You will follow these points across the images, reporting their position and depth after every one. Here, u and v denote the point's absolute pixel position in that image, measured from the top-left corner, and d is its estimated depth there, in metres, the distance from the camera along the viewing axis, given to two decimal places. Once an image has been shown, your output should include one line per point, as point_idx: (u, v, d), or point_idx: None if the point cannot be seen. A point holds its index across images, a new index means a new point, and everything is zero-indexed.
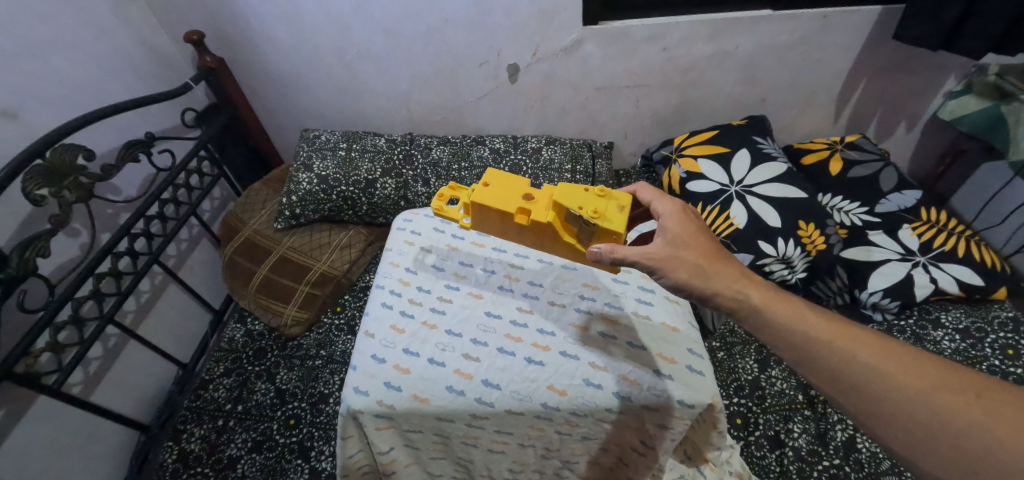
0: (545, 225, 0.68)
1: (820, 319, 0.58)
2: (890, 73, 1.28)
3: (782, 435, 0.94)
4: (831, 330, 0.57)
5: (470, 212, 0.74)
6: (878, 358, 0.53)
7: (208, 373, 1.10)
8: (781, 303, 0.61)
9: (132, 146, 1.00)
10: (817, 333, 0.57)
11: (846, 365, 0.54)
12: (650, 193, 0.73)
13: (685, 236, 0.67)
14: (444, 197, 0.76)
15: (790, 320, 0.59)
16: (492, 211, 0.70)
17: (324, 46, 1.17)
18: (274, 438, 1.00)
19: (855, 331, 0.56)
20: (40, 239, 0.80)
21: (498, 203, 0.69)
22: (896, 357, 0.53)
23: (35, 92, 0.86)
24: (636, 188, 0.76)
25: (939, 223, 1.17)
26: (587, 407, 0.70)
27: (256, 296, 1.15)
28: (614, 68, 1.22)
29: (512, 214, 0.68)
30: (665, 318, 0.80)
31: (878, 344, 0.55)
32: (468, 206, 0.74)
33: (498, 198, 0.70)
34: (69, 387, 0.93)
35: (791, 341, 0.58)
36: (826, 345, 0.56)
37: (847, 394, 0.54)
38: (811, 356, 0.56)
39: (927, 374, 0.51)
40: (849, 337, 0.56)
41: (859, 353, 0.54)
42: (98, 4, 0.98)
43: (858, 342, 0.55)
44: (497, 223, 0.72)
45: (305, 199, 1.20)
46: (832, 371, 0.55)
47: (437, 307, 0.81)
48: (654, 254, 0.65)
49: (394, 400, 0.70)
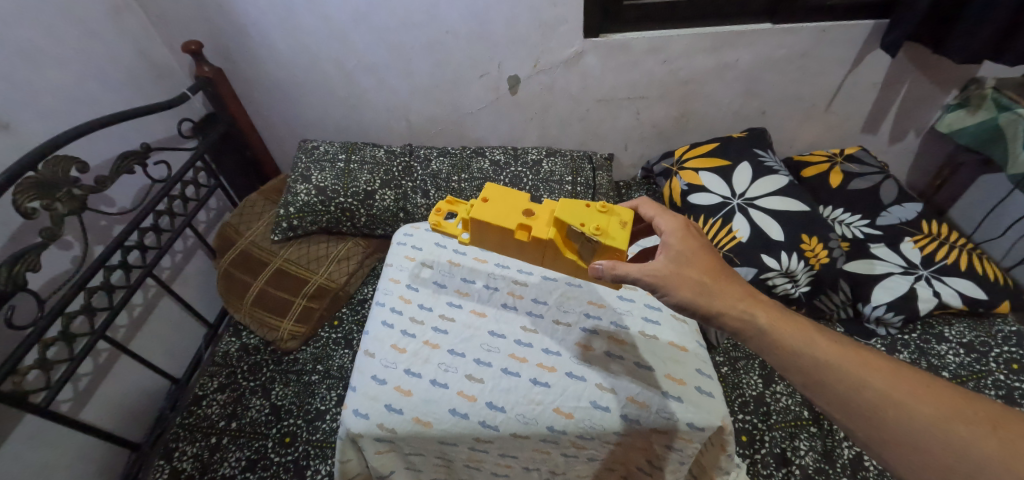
0: (546, 242, 0.67)
1: (828, 341, 0.57)
2: (888, 86, 1.29)
3: (789, 453, 0.93)
4: (840, 353, 0.56)
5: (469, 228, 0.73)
6: (890, 385, 0.52)
7: (202, 388, 1.07)
8: (788, 324, 0.60)
9: (128, 158, 0.98)
10: (826, 357, 0.56)
11: (856, 391, 0.53)
12: (652, 209, 0.72)
13: (689, 253, 0.65)
14: (442, 213, 0.78)
15: (798, 343, 0.57)
16: (492, 228, 0.69)
17: (324, 57, 1.17)
18: (269, 456, 0.97)
19: (865, 355, 0.55)
20: (30, 253, 0.78)
21: (499, 219, 0.68)
22: (908, 384, 0.51)
23: (28, 102, 0.85)
24: (638, 203, 0.74)
25: (941, 235, 1.17)
26: (594, 430, 0.68)
27: (252, 309, 1.12)
28: (614, 80, 1.22)
29: (512, 231, 0.67)
30: (673, 337, 0.79)
31: (888, 369, 0.53)
32: (466, 222, 0.74)
33: (498, 214, 0.69)
34: (58, 404, 0.90)
35: (799, 366, 0.57)
36: (835, 370, 0.54)
37: (857, 421, 0.52)
38: (821, 382, 0.55)
39: (939, 403, 0.50)
40: (859, 361, 0.55)
41: (869, 379, 0.53)
42: (95, 14, 0.97)
43: (867, 367, 0.54)
44: (495, 240, 0.71)
45: (303, 211, 1.18)
46: (842, 397, 0.53)
47: (439, 325, 0.80)
48: (657, 272, 0.64)
49: (395, 423, 0.68)
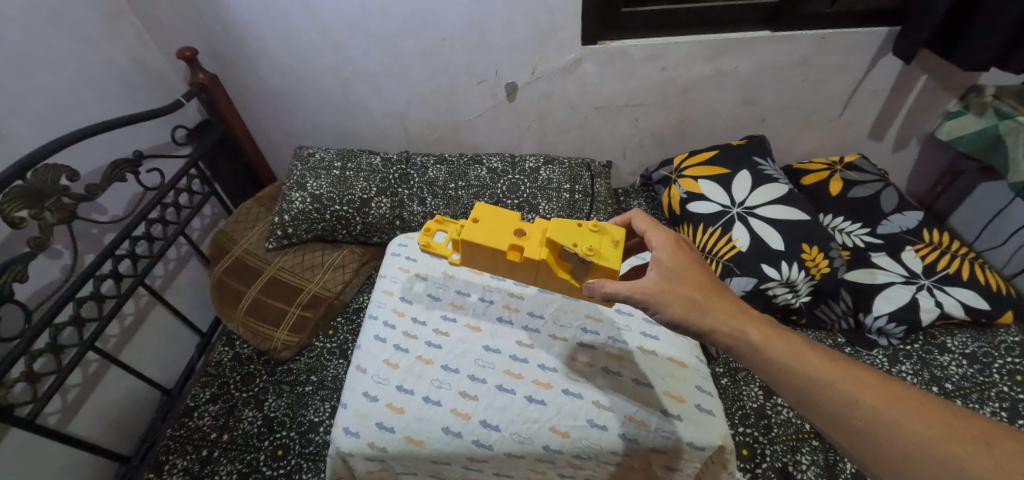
0: (538, 262, 0.67)
1: (820, 356, 0.55)
2: (888, 94, 1.28)
3: (790, 467, 0.91)
4: (833, 370, 0.54)
5: (458, 248, 0.71)
6: (883, 402, 0.50)
7: (194, 399, 1.05)
8: (779, 340, 0.58)
9: (119, 166, 0.96)
10: (819, 374, 0.54)
11: (849, 409, 0.51)
12: (645, 222, 0.71)
13: (679, 269, 0.64)
14: (432, 233, 0.74)
15: (790, 359, 0.56)
16: (481, 250, 0.68)
17: (319, 64, 1.16)
18: (261, 469, 0.95)
19: (857, 371, 0.53)
20: (17, 263, 0.76)
21: (490, 240, 0.67)
22: (901, 401, 0.50)
23: (20, 110, 0.83)
24: (629, 217, 0.73)
25: (941, 244, 1.16)
26: (591, 450, 0.67)
27: (245, 319, 1.11)
28: (613, 88, 1.21)
29: (504, 252, 0.66)
30: (672, 352, 0.77)
31: (882, 386, 0.52)
32: (455, 243, 0.72)
33: (490, 236, 0.68)
34: (45, 417, 0.88)
35: (791, 382, 0.55)
36: (827, 387, 0.53)
37: (852, 440, 0.50)
38: (814, 400, 0.53)
39: (932, 420, 0.48)
40: (851, 377, 0.53)
41: (863, 396, 0.51)
42: (88, 20, 0.96)
43: (860, 384, 0.52)
44: (484, 259, 0.70)
45: (298, 219, 1.17)
46: (836, 415, 0.51)
47: (433, 340, 0.78)
48: (648, 288, 0.62)
49: (387, 442, 0.67)
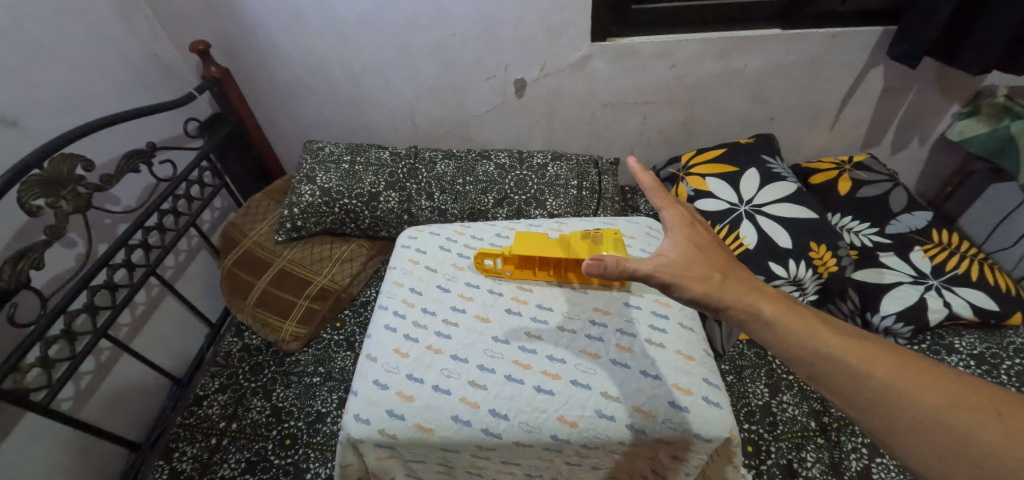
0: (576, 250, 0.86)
1: (831, 332, 0.54)
2: (900, 93, 1.27)
3: (795, 465, 0.91)
4: (844, 343, 0.53)
5: (512, 263, 0.87)
6: (893, 373, 0.50)
7: (203, 388, 1.07)
8: (792, 316, 0.57)
9: (133, 157, 0.97)
10: (830, 349, 0.53)
11: (858, 381, 0.50)
12: (661, 200, 0.68)
13: (697, 244, 0.65)
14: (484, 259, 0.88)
15: (800, 334, 0.55)
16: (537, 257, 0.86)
17: (331, 58, 1.17)
18: (269, 458, 0.96)
19: (870, 345, 0.52)
20: (34, 251, 0.76)
21: (540, 246, 0.87)
22: (912, 372, 0.49)
23: (36, 99, 0.85)
24: (645, 185, 0.67)
25: (950, 245, 1.16)
26: (598, 440, 0.68)
27: (255, 309, 1.12)
28: (623, 85, 1.22)
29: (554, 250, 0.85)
30: (680, 346, 0.77)
31: (894, 359, 0.51)
32: (507, 260, 0.87)
33: (537, 246, 0.86)
34: (58, 403, 0.90)
35: (802, 356, 0.54)
36: (838, 362, 0.52)
37: (862, 412, 0.50)
38: (825, 373, 0.52)
39: (942, 390, 0.47)
40: (862, 350, 0.52)
41: (872, 370, 0.50)
42: (104, 12, 0.98)
43: (870, 357, 0.51)
44: (543, 272, 0.87)
45: (307, 212, 1.18)
46: (844, 388, 0.51)
47: (442, 331, 0.79)
48: (672, 265, 0.63)
49: (397, 429, 0.68)
